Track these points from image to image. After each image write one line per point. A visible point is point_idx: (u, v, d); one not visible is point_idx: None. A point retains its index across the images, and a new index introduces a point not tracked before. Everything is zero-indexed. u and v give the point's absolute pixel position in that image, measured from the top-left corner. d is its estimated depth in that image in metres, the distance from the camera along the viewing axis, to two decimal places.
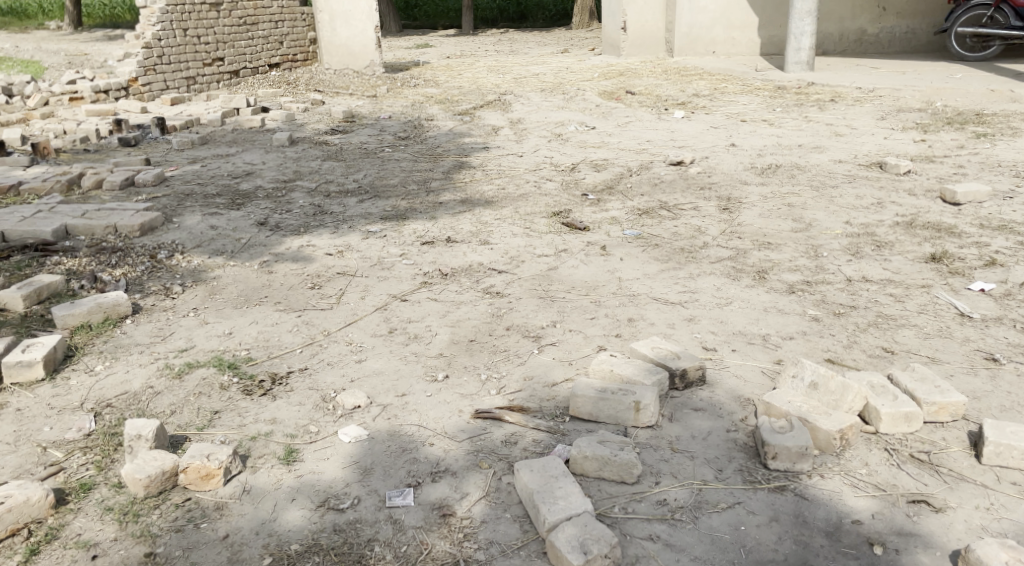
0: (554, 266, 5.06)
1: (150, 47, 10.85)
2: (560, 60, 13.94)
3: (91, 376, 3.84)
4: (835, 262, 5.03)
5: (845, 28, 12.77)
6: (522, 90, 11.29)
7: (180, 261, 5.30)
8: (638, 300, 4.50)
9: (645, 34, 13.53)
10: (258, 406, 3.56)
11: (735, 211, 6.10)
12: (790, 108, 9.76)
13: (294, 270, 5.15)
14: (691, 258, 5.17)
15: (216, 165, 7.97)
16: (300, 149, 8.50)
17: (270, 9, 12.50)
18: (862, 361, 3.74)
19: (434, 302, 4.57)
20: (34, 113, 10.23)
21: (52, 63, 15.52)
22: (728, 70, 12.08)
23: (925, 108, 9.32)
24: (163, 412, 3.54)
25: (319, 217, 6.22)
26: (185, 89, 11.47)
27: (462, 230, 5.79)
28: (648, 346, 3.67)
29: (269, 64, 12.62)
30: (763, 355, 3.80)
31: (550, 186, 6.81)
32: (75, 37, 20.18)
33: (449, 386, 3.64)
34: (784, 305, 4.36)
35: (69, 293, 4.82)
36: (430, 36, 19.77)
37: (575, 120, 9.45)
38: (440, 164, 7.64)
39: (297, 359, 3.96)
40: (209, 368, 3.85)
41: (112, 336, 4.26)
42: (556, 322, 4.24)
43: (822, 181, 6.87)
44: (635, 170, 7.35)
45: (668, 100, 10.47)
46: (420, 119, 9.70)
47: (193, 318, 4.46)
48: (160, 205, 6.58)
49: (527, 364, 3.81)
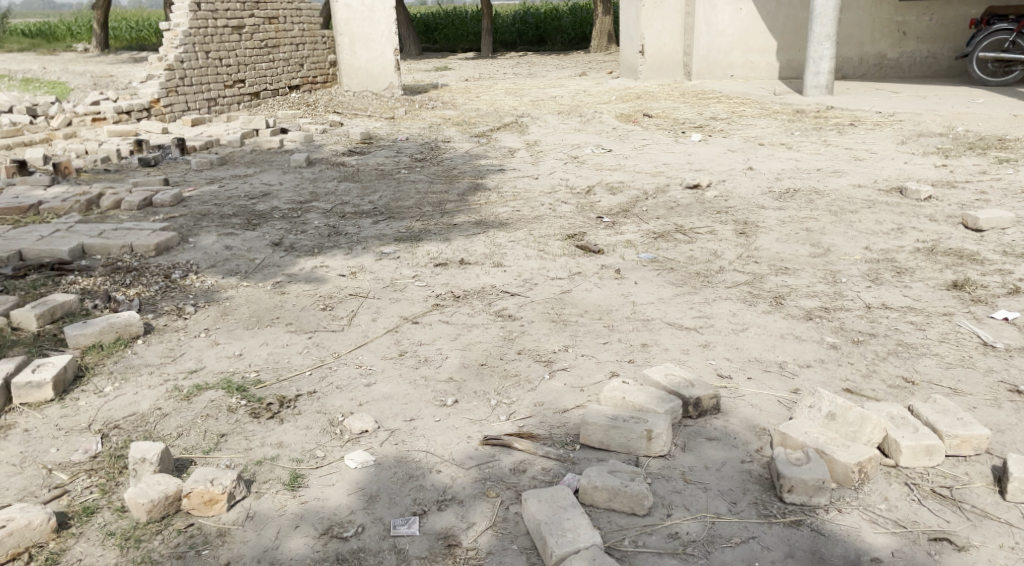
0: (567, 289, 5.01)
1: (172, 69, 10.89)
2: (579, 83, 13.98)
3: (100, 397, 3.82)
4: (854, 288, 4.95)
5: (864, 52, 12.73)
6: (539, 112, 11.31)
7: (194, 282, 5.30)
8: (652, 325, 4.43)
9: (663, 58, 13.55)
10: (265, 429, 3.52)
11: (752, 235, 6.04)
12: (809, 131, 9.70)
13: (306, 291, 5.13)
14: (707, 282, 5.10)
15: (234, 185, 8.00)
16: (317, 170, 8.53)
17: (292, 33, 12.71)
18: (882, 392, 3.65)
19: (446, 325, 4.53)
20: (57, 133, 10.31)
21: (78, 84, 15.74)
22: (746, 94, 12.04)
23: (946, 133, 9.23)
24: (170, 434, 3.50)
25: (333, 238, 6.21)
26: (206, 110, 11.52)
27: (476, 252, 5.75)
28: (661, 372, 3.60)
29: (289, 86, 12.76)
30: (779, 383, 3.72)
31: (565, 209, 6.77)
32: (101, 60, 20.49)
33: (458, 411, 3.58)
34: (801, 332, 4.28)
35: (83, 312, 4.82)
36: (449, 59, 19.92)
37: (592, 143, 9.43)
38: (456, 185, 7.63)
39: (306, 382, 3.92)
40: (218, 390, 3.81)
41: (123, 356, 4.24)
42: (569, 347, 4.19)
43: (841, 205, 6.78)
44: (652, 193, 7.30)
45: (685, 123, 10.44)
46: (437, 140, 9.72)
47: (204, 338, 4.44)
48: (177, 225, 6.60)
49: (538, 389, 3.75)
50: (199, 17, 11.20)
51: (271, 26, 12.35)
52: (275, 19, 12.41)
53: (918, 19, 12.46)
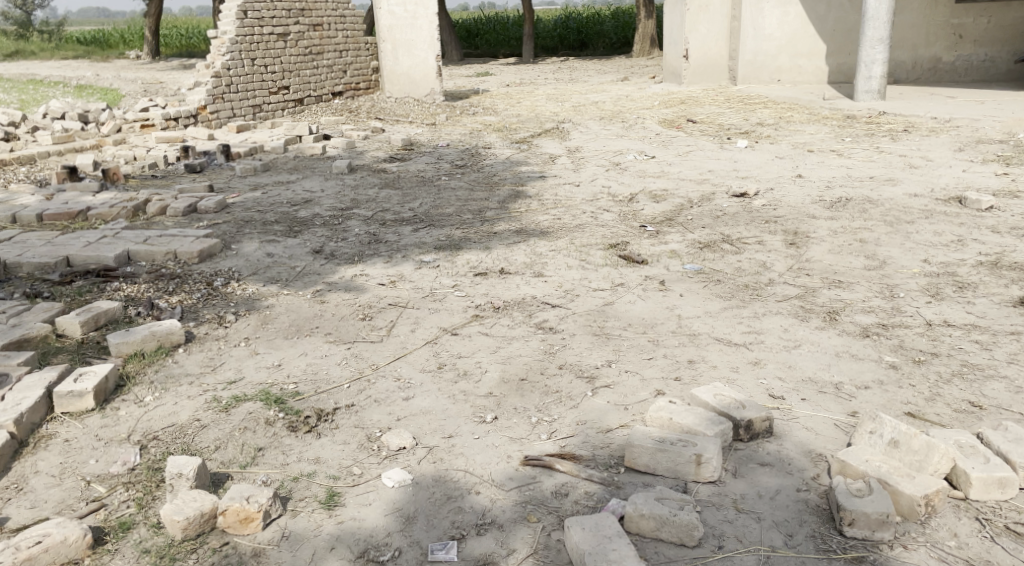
0: (610, 301, 4.87)
1: (219, 77, 10.98)
2: (621, 89, 13.81)
3: (140, 407, 3.77)
4: (912, 303, 4.75)
5: (918, 56, 12.36)
6: (581, 118, 11.17)
7: (235, 289, 5.27)
8: (699, 340, 4.27)
9: (707, 63, 13.32)
10: (302, 444, 3.44)
11: (802, 246, 5.84)
12: (860, 137, 9.44)
13: (346, 300, 5.06)
14: (756, 296, 4.92)
15: (276, 192, 8.00)
16: (359, 177, 8.49)
17: (335, 39, 12.75)
18: (947, 417, 3.45)
19: (486, 337, 4.42)
20: (107, 140, 10.44)
21: (129, 91, 15.99)
22: (794, 99, 11.76)
23: (1006, 140, 8.90)
24: (207, 447, 3.43)
25: (373, 246, 6.15)
26: (251, 116, 11.60)
27: (517, 261, 5.64)
28: (710, 394, 3.45)
29: (332, 93, 12.81)
30: (835, 406, 3.55)
31: (607, 217, 6.63)
32: (151, 67, 20.84)
33: (498, 428, 3.46)
34: (857, 351, 4.10)
35: (126, 319, 4.80)
36: (491, 65, 19.87)
37: (635, 149, 9.27)
38: (497, 193, 7.54)
39: (343, 394, 3.83)
40: (256, 402, 3.73)
41: (164, 365, 4.20)
42: (612, 362, 4.04)
43: (897, 215, 6.54)
44: (696, 202, 7.12)
45: (731, 129, 10.23)
46: (478, 147, 9.64)
47: (244, 348, 4.39)
48: (220, 232, 6.59)
49: (581, 407, 3.61)
50: (246, 25, 11.28)
51: (315, 33, 12.39)
52: (319, 26, 12.45)
53: (975, 21, 12.08)
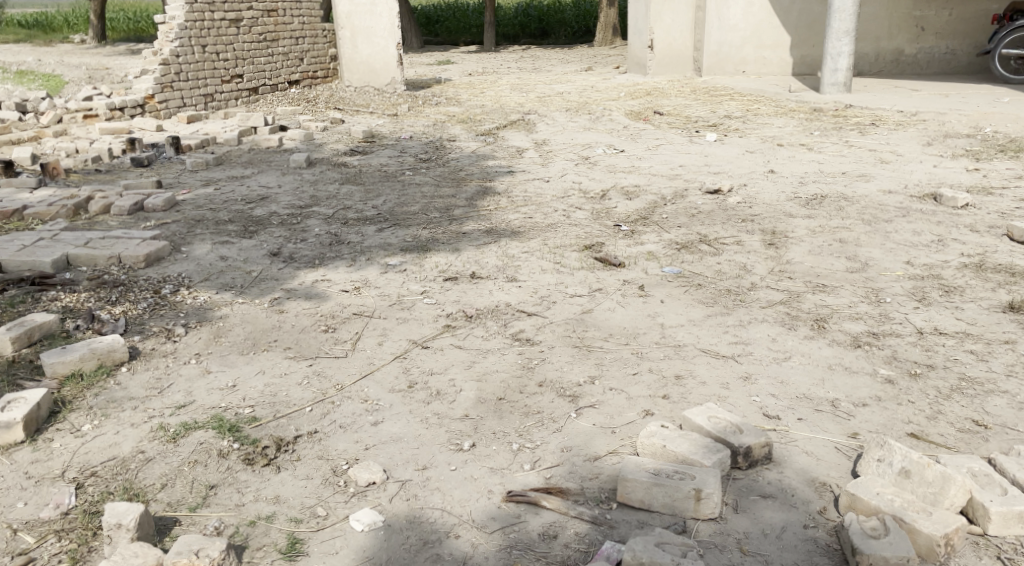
0: (588, 308, 4.61)
1: (167, 64, 10.50)
2: (584, 79, 13.55)
3: (77, 438, 3.43)
4: (901, 309, 4.57)
5: (881, 48, 12.30)
6: (547, 109, 10.89)
7: (185, 298, 4.92)
8: (684, 352, 4.04)
9: (671, 54, 13.12)
10: (259, 479, 3.14)
11: (782, 247, 5.63)
12: (829, 131, 9.30)
13: (306, 309, 4.74)
14: (740, 301, 4.70)
15: (230, 188, 7.61)
16: (318, 171, 8.12)
17: (291, 26, 12.30)
18: (952, 438, 3.28)
19: (459, 350, 4.14)
20: (47, 131, 9.90)
21: (74, 77, 15.32)
22: (760, 91, 11.61)
23: (973, 134, 8.83)
24: (152, 485, 3.11)
25: (335, 247, 5.82)
26: (203, 106, 11.13)
27: (488, 264, 5.35)
28: (704, 416, 3.23)
29: (288, 81, 12.37)
30: (834, 426, 3.35)
31: (580, 215, 6.37)
32: (98, 52, 20.15)
33: (476, 457, 3.20)
34: (851, 363, 3.90)
35: (64, 334, 4.43)
36: (452, 53, 19.47)
37: (603, 142, 9.02)
38: (464, 189, 7.24)
39: (305, 420, 3.53)
40: (208, 431, 3.42)
41: (104, 387, 3.85)
42: (595, 379, 3.78)
43: (874, 213, 6.38)
44: (670, 198, 6.90)
45: (699, 122, 10.03)
46: (442, 139, 9.32)
47: (194, 366, 4.05)
48: (169, 233, 6.20)
49: (564, 431, 3.36)
50: (196, 10, 10.80)
51: (270, 18, 11.92)
52: (274, 12, 11.97)
53: (937, 14, 12.03)
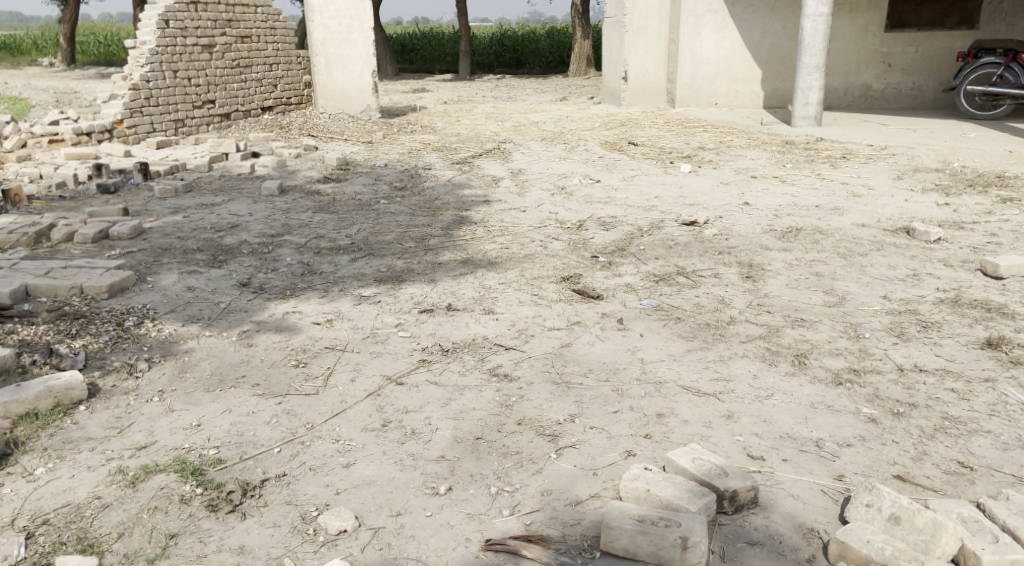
0: (567, 342, 4.51)
1: (137, 89, 10.38)
2: (559, 109, 13.55)
3: (29, 483, 3.40)
4: (880, 344, 4.53)
5: (849, 83, 12.48)
6: (522, 138, 10.86)
7: (150, 330, 4.78)
8: (665, 389, 3.94)
9: (645, 85, 13.18)
10: (223, 527, 3.11)
11: (759, 280, 5.59)
12: (801, 164, 9.35)
13: (276, 343, 4.63)
14: (719, 336, 4.62)
15: (200, 215, 7.46)
16: (291, 199, 7.98)
17: (265, 52, 12.21)
18: (938, 481, 3.24)
19: (435, 387, 4.02)
20: (11, 155, 9.70)
21: (40, 101, 15.07)
22: (733, 123, 11.68)
23: (942, 168, 8.92)
24: (108, 534, 3.09)
25: (306, 278, 5.69)
26: (173, 131, 10.99)
27: (464, 296, 5.25)
28: (688, 457, 3.18)
29: (262, 107, 12.24)
30: (820, 468, 3.29)
31: (557, 246, 6.29)
32: (68, 75, 19.89)
33: (452, 503, 3.14)
34: (833, 402, 3.83)
35: (19, 369, 4.32)
36: (427, 81, 19.47)
37: (579, 172, 8.98)
38: (439, 218, 7.14)
39: (273, 461, 3.49)
40: (169, 475, 3.40)
41: (61, 427, 3.80)
42: (574, 417, 3.68)
43: (848, 247, 6.38)
44: (646, 229, 6.85)
45: (673, 153, 10.06)
46: (417, 167, 9.24)
47: (158, 404, 3.99)
48: (135, 262, 6.05)
49: (544, 473, 3.28)
50: (167, 35, 10.71)
51: (244, 45, 11.82)
52: (247, 38, 11.89)
53: (904, 51, 12.21)
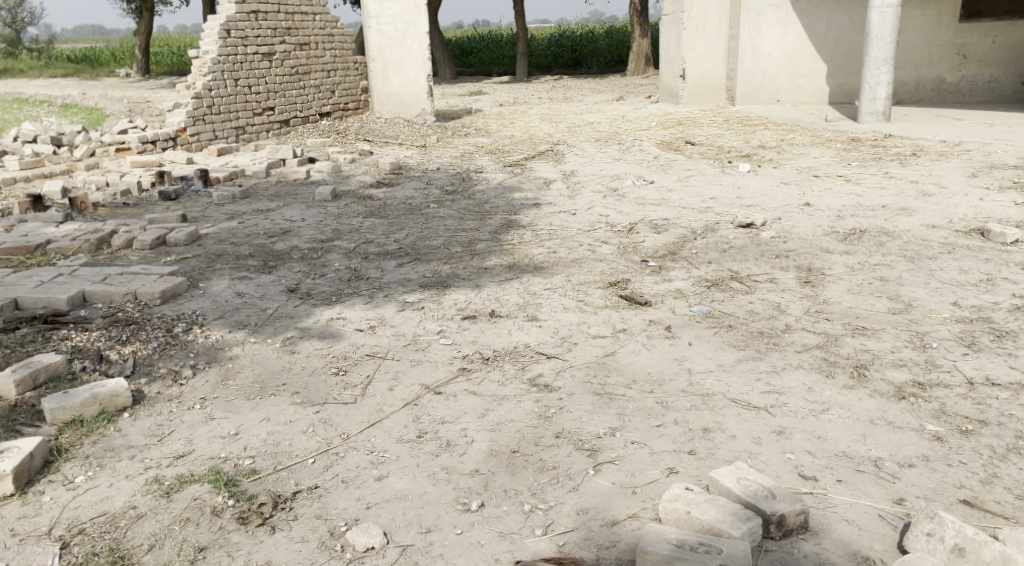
0: (611, 351, 4.35)
1: (200, 98, 10.54)
2: (615, 108, 13.34)
3: (68, 491, 3.41)
4: (949, 355, 4.25)
5: (921, 76, 11.95)
6: (576, 139, 10.71)
7: (197, 336, 4.79)
8: (713, 402, 3.75)
9: (704, 83, 12.88)
10: (253, 541, 3.06)
11: (818, 285, 5.33)
12: (867, 162, 8.98)
13: (318, 350, 4.58)
14: (773, 345, 4.40)
15: (255, 221, 7.51)
16: (343, 204, 7.99)
17: (323, 58, 12.30)
18: (1009, 506, 3.00)
19: (473, 397, 3.91)
20: (79, 164, 9.97)
21: (113, 111, 15.51)
22: (796, 120, 11.32)
23: (1021, 165, 8.45)
24: (139, 546, 3.06)
25: (353, 283, 5.65)
26: (234, 138, 11.15)
27: (509, 302, 5.14)
28: (733, 477, 3.01)
29: (319, 113, 12.35)
30: (877, 489, 3.09)
31: (606, 251, 6.12)
32: (140, 85, 20.48)
33: (485, 521, 3.04)
34: (894, 417, 3.60)
35: (70, 375, 4.37)
36: (484, 84, 19.45)
37: (632, 173, 8.78)
38: (488, 222, 7.04)
39: (307, 473, 3.43)
40: (203, 485, 3.37)
41: (104, 434, 3.81)
42: (615, 430, 3.53)
43: (916, 250, 6.06)
44: (700, 232, 6.63)
45: (731, 152, 9.77)
46: (469, 171, 9.16)
47: (199, 412, 3.97)
48: (188, 268, 6.10)
49: (581, 491, 3.15)
50: (229, 44, 10.85)
51: (303, 52, 11.93)
52: (306, 45, 12.00)
53: (979, 41, 11.67)
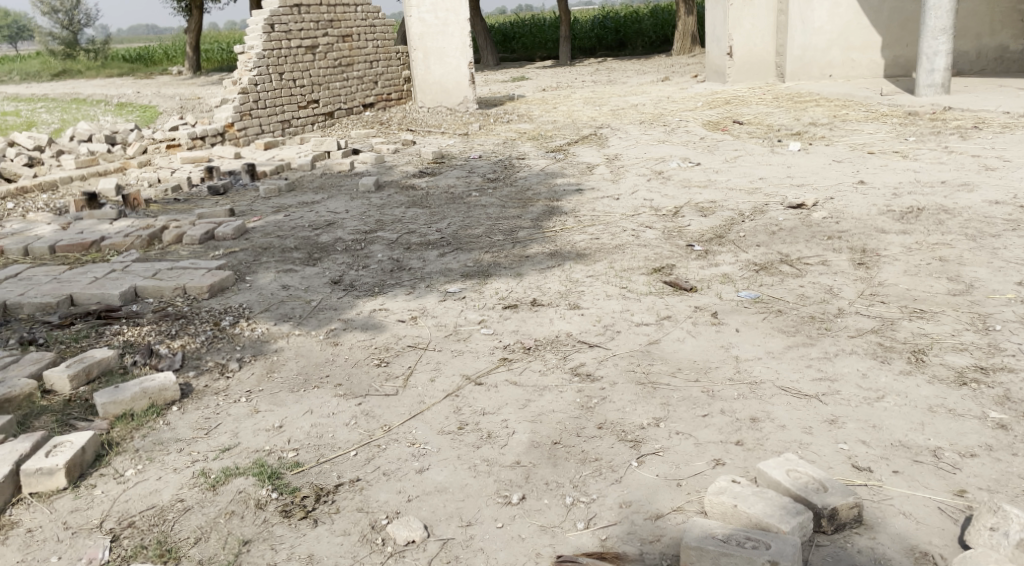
0: (655, 339, 4.25)
1: (246, 93, 10.64)
2: (661, 89, 13.10)
3: (119, 484, 3.44)
4: (1014, 338, 4.04)
5: (983, 46, 11.51)
6: (620, 122, 10.54)
7: (244, 329, 4.81)
8: (761, 390, 3.63)
9: (752, 60, 12.56)
10: (295, 534, 3.05)
11: (873, 267, 5.14)
12: (925, 137, 8.65)
13: (361, 342, 4.57)
14: (825, 330, 4.25)
15: (300, 214, 7.55)
16: (386, 195, 7.98)
17: (365, 50, 12.32)
18: None
19: (515, 387, 3.85)
20: (132, 162, 10.14)
21: (166, 108, 15.76)
22: (848, 95, 10.97)
23: None
24: (185, 539, 3.07)
25: (395, 274, 5.63)
26: (281, 132, 11.24)
27: (551, 290, 5.06)
28: (782, 469, 2.91)
29: (363, 104, 12.39)
30: (935, 481, 2.95)
31: (650, 236, 5.99)
32: (191, 82, 20.81)
33: (527, 514, 2.98)
34: (954, 404, 3.44)
35: (121, 370, 4.43)
36: (528, 69, 19.32)
37: (678, 156, 8.61)
38: (530, 210, 6.96)
39: (349, 465, 3.41)
40: (247, 478, 3.37)
41: (154, 428, 3.85)
42: (660, 421, 3.44)
43: (978, 227, 5.80)
44: (748, 214, 6.45)
45: (781, 130, 9.51)
46: (512, 158, 9.08)
47: (244, 405, 3.99)
48: (236, 261, 6.15)
49: (625, 483, 3.07)
50: (273, 39, 10.92)
51: (345, 44, 11.96)
52: (349, 37, 12.03)
53: None
